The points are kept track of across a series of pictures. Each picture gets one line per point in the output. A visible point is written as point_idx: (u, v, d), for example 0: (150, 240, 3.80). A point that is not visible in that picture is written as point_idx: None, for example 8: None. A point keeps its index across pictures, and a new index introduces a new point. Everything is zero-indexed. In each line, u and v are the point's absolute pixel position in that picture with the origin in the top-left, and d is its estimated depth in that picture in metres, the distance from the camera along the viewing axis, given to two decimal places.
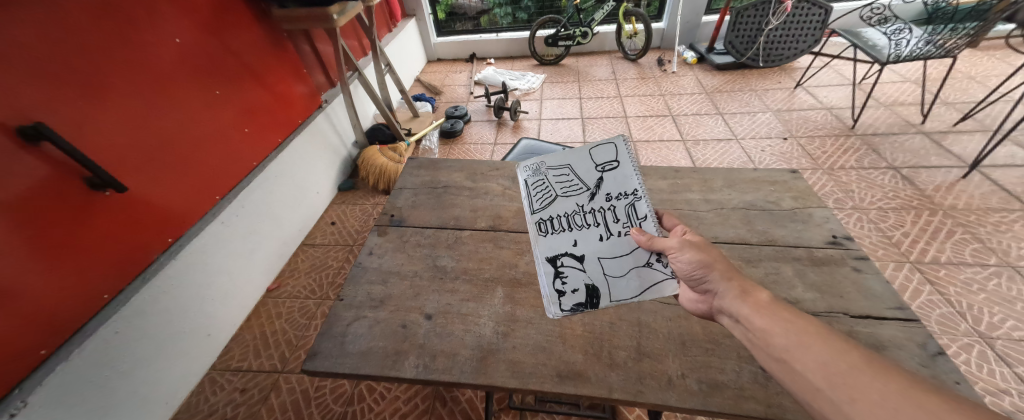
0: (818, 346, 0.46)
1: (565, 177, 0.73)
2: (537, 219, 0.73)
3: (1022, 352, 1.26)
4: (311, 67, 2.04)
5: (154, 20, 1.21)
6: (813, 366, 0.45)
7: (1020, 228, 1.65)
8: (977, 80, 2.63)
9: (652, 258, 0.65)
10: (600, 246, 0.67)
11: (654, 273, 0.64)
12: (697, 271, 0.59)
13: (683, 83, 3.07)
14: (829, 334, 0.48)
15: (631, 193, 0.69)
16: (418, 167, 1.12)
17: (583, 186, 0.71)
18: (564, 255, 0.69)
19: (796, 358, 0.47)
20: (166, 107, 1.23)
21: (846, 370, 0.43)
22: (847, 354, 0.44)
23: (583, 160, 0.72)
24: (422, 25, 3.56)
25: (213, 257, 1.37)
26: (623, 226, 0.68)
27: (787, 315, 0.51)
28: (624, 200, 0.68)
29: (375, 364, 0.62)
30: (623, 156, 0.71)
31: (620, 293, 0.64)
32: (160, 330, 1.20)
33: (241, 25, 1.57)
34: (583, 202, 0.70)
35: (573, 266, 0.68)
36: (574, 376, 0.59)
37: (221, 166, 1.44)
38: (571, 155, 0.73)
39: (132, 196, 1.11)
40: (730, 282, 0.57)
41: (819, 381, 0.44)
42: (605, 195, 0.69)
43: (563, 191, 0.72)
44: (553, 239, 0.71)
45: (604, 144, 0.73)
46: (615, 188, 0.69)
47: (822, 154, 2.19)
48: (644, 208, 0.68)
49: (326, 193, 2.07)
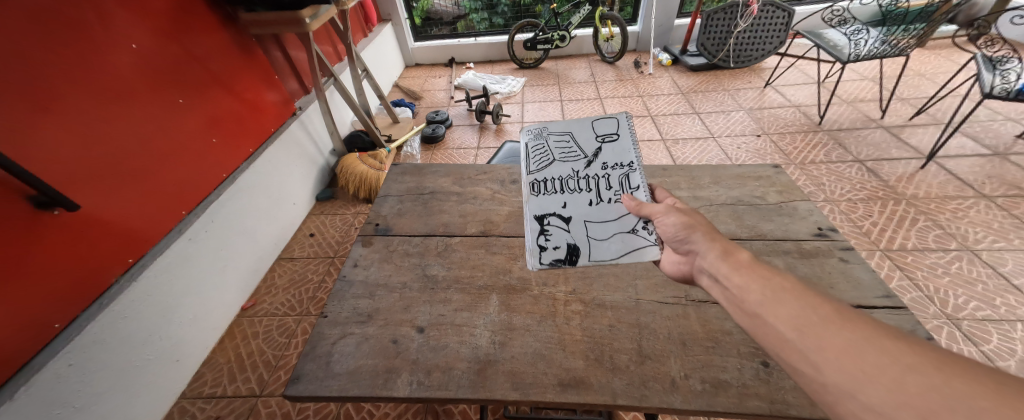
0: (790, 299, 0.43)
1: (565, 144, 0.75)
2: (532, 179, 0.72)
3: (986, 331, 1.33)
4: (283, 73, 1.96)
5: (106, 25, 1.13)
6: (784, 319, 0.42)
7: (975, 213, 1.76)
8: (926, 77, 2.81)
9: (638, 225, 0.64)
10: (588, 210, 0.67)
11: (638, 239, 0.63)
12: (680, 232, 0.58)
13: (659, 84, 3.14)
14: (801, 288, 0.44)
15: (626, 165, 0.70)
16: (402, 173, 1.09)
17: (581, 154, 0.73)
18: (552, 215, 0.68)
19: (770, 313, 0.44)
20: (123, 117, 1.14)
21: (818, 321, 0.40)
22: (818, 306, 0.41)
23: (585, 130, 0.75)
24: (399, 30, 3.50)
25: (181, 277, 1.28)
26: (613, 194, 0.68)
27: (764, 272, 0.48)
28: (619, 170, 0.70)
29: (365, 384, 0.58)
30: (623, 130, 0.73)
31: (600, 254, 0.63)
32: (121, 358, 1.10)
33: (205, 29, 1.49)
34: (579, 168, 0.71)
35: (559, 226, 0.67)
36: (577, 384, 0.57)
37: (187, 180, 1.35)
38: (575, 125, 0.76)
39: (84, 214, 1.02)
40: (713, 242, 0.54)
41: (789, 332, 0.41)
42: (601, 164, 0.71)
43: (561, 156, 0.73)
44: (544, 198, 0.70)
45: (607, 118, 0.75)
46: (612, 158, 0.71)
47: (794, 150, 2.28)
48: (637, 179, 0.68)
49: (302, 204, 1.99)
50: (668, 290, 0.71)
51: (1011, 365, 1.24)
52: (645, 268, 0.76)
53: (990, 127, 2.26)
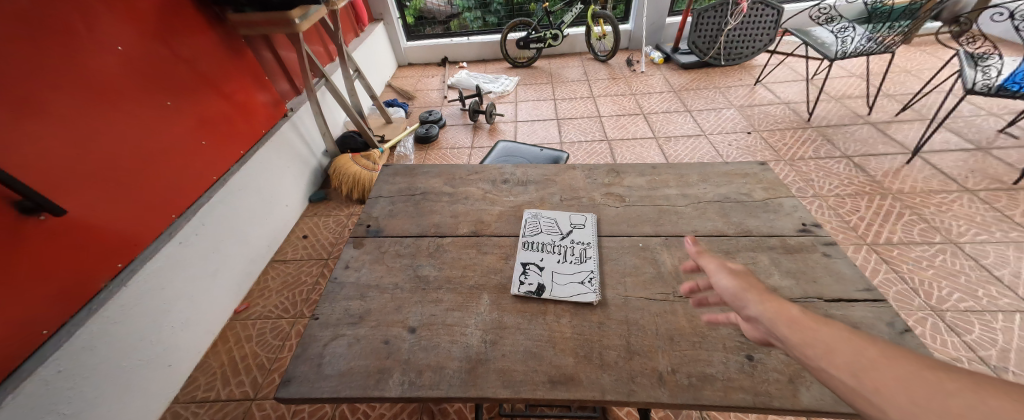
0: (838, 344, 0.41)
1: (549, 221, 0.89)
2: (524, 240, 0.84)
3: (969, 322, 1.36)
4: (273, 74, 1.94)
5: (90, 27, 1.12)
6: (838, 365, 0.39)
7: (958, 207, 1.79)
8: (912, 73, 2.86)
9: (587, 278, 0.74)
10: (557, 264, 0.77)
11: (584, 288, 0.72)
12: (735, 293, 0.54)
13: (652, 82, 3.16)
14: (860, 337, 0.41)
15: (586, 243, 0.83)
16: (394, 174, 1.09)
17: (558, 230, 0.87)
18: (530, 263, 0.78)
19: (824, 361, 0.41)
20: (110, 120, 1.13)
21: (872, 363, 0.38)
22: (873, 349, 0.39)
23: (563, 217, 0.90)
24: (391, 30, 3.49)
25: (172, 280, 1.27)
26: (575, 258, 0.79)
27: (813, 322, 0.45)
28: (580, 245, 0.82)
29: (357, 385, 0.58)
30: (589, 224, 0.88)
31: (559, 293, 0.71)
32: (112, 363, 1.09)
33: (193, 30, 1.47)
34: (555, 238, 0.84)
35: (535, 270, 0.76)
36: (566, 381, 0.58)
37: (176, 183, 1.34)
38: (559, 213, 0.92)
39: (70, 218, 1.01)
40: (764, 303, 0.50)
41: (847, 378, 0.38)
42: (571, 240, 0.84)
43: (546, 229, 0.87)
44: (529, 252, 0.81)
45: (580, 215, 0.91)
46: (579, 238, 0.84)
47: (783, 147, 2.30)
48: (592, 253, 0.80)
49: (295, 205, 1.98)
50: (656, 287, 0.72)
51: (993, 355, 1.26)
52: (634, 266, 0.77)
53: (973, 123, 2.31)
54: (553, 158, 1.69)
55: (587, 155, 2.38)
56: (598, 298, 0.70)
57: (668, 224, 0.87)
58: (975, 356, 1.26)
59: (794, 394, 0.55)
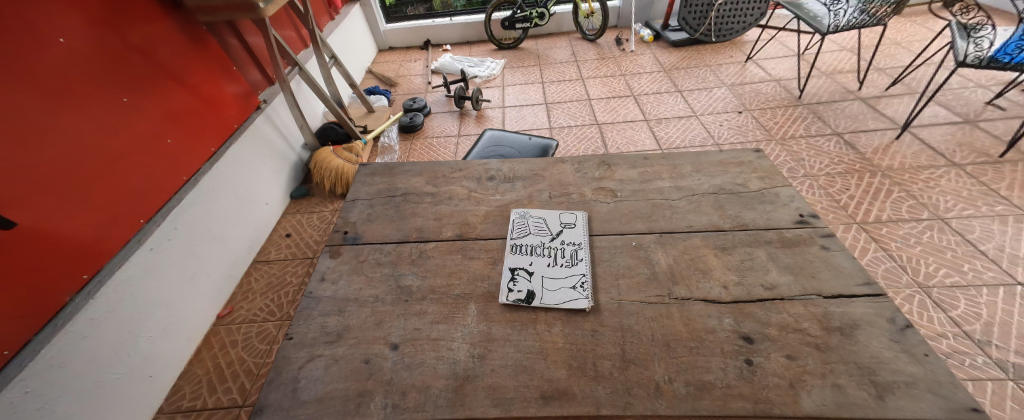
0: None
1: (539, 222, 0.85)
2: (512, 242, 0.80)
3: (954, 297, 1.37)
4: (241, 63, 1.82)
5: (30, 18, 1.01)
6: None
7: (946, 182, 1.79)
8: (902, 45, 2.83)
9: (577, 282, 0.71)
10: (547, 269, 0.74)
11: (574, 293, 0.69)
12: None
13: (642, 61, 3.08)
14: None
15: (576, 243, 0.79)
16: (373, 175, 1.04)
17: (548, 231, 0.82)
18: (520, 269, 0.74)
19: None
20: (61, 120, 1.04)
21: None
22: None
23: (553, 217, 0.86)
24: (369, 11, 3.33)
25: (145, 287, 1.21)
26: (566, 260, 0.76)
27: None
28: (570, 246, 0.78)
29: (337, 410, 0.54)
30: (579, 223, 0.84)
31: (550, 299, 0.68)
32: (86, 378, 1.03)
33: (147, 18, 1.36)
34: (545, 240, 0.80)
35: (524, 276, 0.73)
36: (559, 396, 0.54)
37: (140, 186, 1.25)
38: (549, 213, 0.87)
39: (23, 230, 0.92)
40: None
41: None
42: (560, 241, 0.80)
43: (535, 230, 0.83)
44: (517, 256, 0.77)
45: (569, 213, 0.87)
46: (569, 237, 0.81)
47: (774, 125, 2.28)
48: (582, 254, 0.77)
49: (275, 203, 1.90)
50: (650, 289, 0.69)
51: (977, 329, 1.27)
52: (627, 267, 0.74)
53: (961, 95, 2.30)
54: (541, 146, 1.63)
55: (576, 139, 2.31)
56: (589, 304, 0.67)
57: (661, 220, 0.84)
58: (959, 331, 1.28)
59: (796, 400, 0.52)
